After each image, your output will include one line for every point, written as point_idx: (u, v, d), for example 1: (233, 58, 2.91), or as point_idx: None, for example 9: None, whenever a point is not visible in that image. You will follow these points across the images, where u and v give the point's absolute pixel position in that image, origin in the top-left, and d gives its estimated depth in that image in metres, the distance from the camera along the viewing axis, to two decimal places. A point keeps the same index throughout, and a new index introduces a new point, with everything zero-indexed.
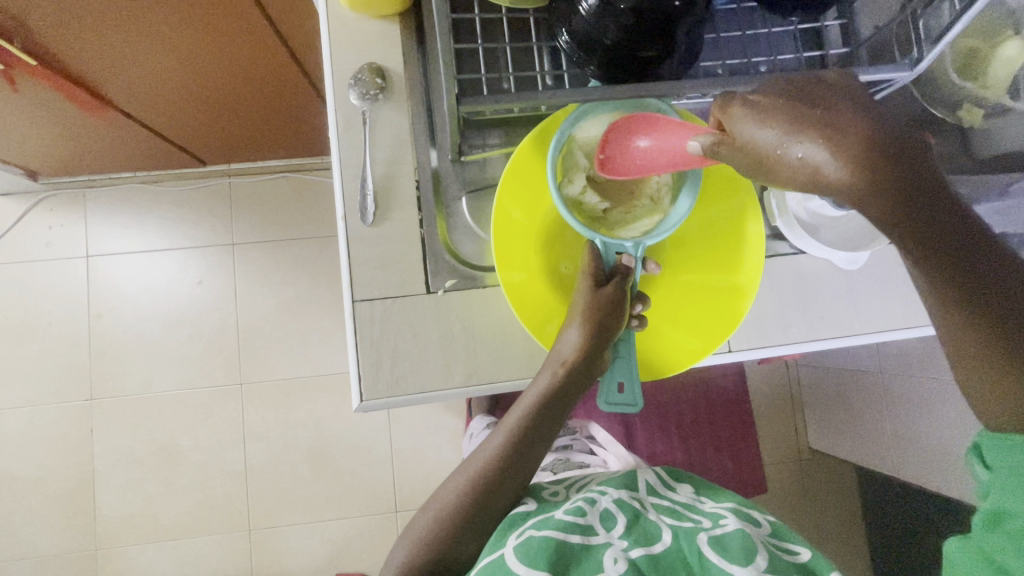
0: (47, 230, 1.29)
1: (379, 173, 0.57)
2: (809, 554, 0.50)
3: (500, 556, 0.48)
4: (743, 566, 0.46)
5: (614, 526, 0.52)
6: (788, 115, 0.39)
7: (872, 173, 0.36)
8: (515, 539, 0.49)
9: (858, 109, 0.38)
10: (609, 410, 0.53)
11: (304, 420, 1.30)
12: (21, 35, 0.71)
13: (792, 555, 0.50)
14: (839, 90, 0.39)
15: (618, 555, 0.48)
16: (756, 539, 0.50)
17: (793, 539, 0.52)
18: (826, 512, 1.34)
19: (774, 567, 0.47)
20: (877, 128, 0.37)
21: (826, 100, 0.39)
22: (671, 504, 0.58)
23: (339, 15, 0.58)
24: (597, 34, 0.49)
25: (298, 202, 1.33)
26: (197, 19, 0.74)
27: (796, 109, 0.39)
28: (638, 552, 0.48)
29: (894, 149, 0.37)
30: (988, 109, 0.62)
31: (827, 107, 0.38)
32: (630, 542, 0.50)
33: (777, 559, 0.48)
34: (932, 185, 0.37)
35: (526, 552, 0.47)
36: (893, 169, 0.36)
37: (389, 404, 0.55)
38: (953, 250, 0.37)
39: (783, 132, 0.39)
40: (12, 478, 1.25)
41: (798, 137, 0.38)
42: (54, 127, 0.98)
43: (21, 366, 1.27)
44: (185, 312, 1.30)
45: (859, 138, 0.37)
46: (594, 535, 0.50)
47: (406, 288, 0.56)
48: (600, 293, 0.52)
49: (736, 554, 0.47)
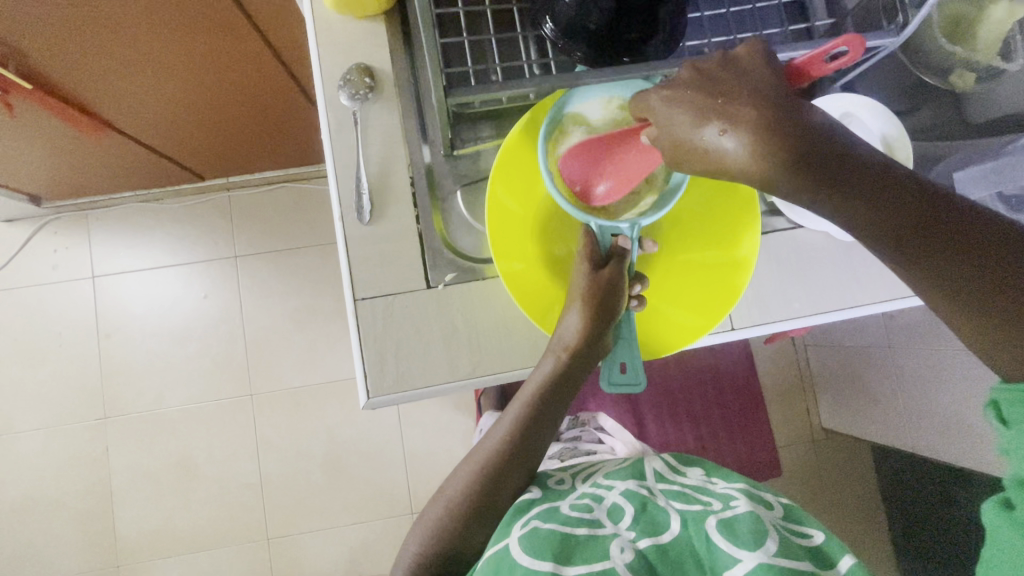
0: (53, 253, 1.30)
1: (373, 172, 0.58)
2: (823, 536, 0.48)
3: (505, 546, 0.48)
4: (751, 551, 0.45)
5: (622, 518, 0.52)
6: (696, 96, 0.41)
7: (802, 161, 0.39)
8: (520, 528, 0.49)
9: (762, 89, 0.40)
10: (614, 391, 0.53)
11: (316, 426, 1.30)
12: (16, 61, 0.72)
13: (804, 537, 0.48)
14: (743, 66, 0.41)
15: (624, 544, 0.48)
16: (766, 522, 0.48)
17: (808, 522, 0.50)
18: (843, 490, 1.33)
19: (786, 550, 0.45)
20: (779, 110, 0.39)
21: (727, 88, 0.41)
22: (680, 488, 0.57)
23: (326, 18, 0.59)
24: (580, 20, 0.49)
25: (298, 211, 1.34)
26: (188, 34, 0.74)
27: (702, 91, 0.41)
28: (647, 542, 0.48)
29: (819, 132, 0.39)
30: (980, 73, 0.62)
31: (730, 95, 0.40)
32: (637, 533, 0.49)
33: (789, 542, 0.47)
34: (855, 162, 0.40)
35: (531, 543, 0.47)
36: (822, 165, 0.39)
37: (395, 400, 0.55)
38: (925, 230, 0.41)
39: (695, 123, 0.41)
40: (32, 499, 1.26)
41: (710, 119, 0.40)
42: (54, 148, 0.99)
43: (35, 388, 1.28)
44: (192, 327, 1.32)
45: (770, 113, 0.39)
46: (600, 528, 0.50)
47: (405, 285, 0.56)
48: (599, 275, 0.53)
49: (746, 537, 0.46)
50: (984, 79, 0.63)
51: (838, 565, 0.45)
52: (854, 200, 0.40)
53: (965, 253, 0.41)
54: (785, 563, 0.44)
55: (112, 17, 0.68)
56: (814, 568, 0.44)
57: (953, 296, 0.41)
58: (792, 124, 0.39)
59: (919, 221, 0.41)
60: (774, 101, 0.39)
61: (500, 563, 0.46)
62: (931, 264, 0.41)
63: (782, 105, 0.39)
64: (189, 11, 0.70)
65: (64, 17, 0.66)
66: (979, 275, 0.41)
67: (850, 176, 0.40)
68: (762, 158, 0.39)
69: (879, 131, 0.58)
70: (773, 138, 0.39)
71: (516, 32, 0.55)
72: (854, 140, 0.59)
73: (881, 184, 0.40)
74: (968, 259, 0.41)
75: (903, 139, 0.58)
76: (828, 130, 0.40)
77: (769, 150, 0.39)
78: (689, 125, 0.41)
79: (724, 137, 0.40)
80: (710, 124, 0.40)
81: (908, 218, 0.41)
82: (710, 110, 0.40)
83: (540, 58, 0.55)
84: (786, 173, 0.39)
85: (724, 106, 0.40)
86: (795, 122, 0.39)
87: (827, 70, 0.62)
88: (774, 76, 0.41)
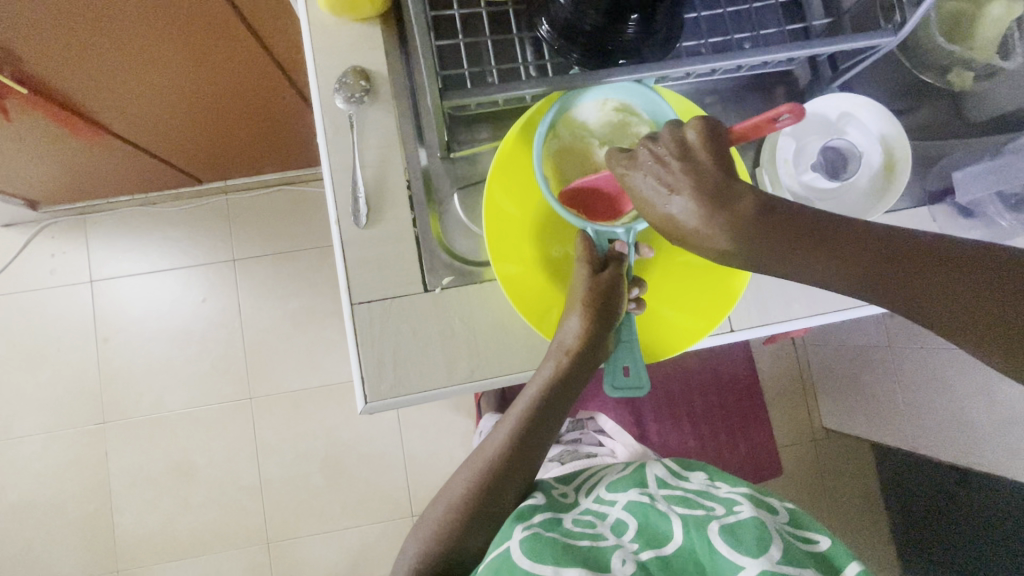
0: (50, 257, 1.30)
1: (370, 175, 0.57)
2: (828, 542, 0.48)
3: (506, 550, 0.47)
4: (754, 557, 0.45)
5: (625, 532, 0.51)
6: (651, 172, 0.47)
7: (746, 231, 0.45)
8: (521, 531, 0.49)
9: (706, 168, 0.46)
10: (616, 395, 0.53)
11: (315, 429, 1.30)
12: (12, 65, 0.71)
13: (810, 544, 0.48)
14: (691, 144, 0.47)
15: (626, 556, 0.47)
16: (770, 528, 0.48)
17: (812, 527, 0.50)
18: (844, 490, 1.33)
19: (790, 557, 0.45)
20: (720, 190, 0.46)
21: (679, 165, 0.47)
22: (683, 493, 0.57)
23: (322, 21, 0.58)
24: (576, 21, 0.49)
25: (296, 214, 1.34)
26: (184, 37, 0.74)
27: (655, 169, 0.47)
28: (649, 554, 0.48)
29: (759, 204, 0.46)
30: (978, 72, 0.62)
31: (681, 172, 0.46)
32: (640, 544, 0.49)
33: (792, 549, 0.46)
34: (806, 224, 0.45)
35: (532, 547, 0.46)
36: (770, 233, 0.45)
37: (393, 405, 0.55)
38: (897, 269, 0.43)
39: (658, 197, 0.47)
40: (31, 504, 1.26)
41: (667, 193, 0.46)
42: (51, 153, 0.98)
43: (33, 393, 1.28)
44: (191, 330, 1.31)
45: (709, 193, 0.46)
46: (603, 540, 0.50)
47: (403, 289, 0.56)
48: (598, 278, 0.52)
49: (749, 543, 0.46)
50: (982, 78, 0.63)
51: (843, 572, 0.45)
52: (820, 257, 0.44)
53: (949, 280, 0.42)
54: (786, 570, 0.44)
55: (107, 21, 0.68)
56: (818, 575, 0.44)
57: (948, 324, 0.42)
58: (727, 202, 0.46)
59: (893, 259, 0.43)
60: (714, 181, 0.46)
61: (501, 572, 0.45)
62: (918, 296, 0.43)
63: (720, 182, 0.46)
64: (184, 14, 0.70)
65: (59, 21, 0.65)
66: (966, 299, 0.42)
67: (803, 238, 0.45)
68: (713, 230, 0.46)
69: (877, 130, 0.58)
70: (712, 214, 0.46)
71: (512, 34, 0.55)
72: (851, 140, 0.58)
73: (843, 238, 0.44)
74: (948, 288, 0.42)
75: (901, 137, 0.57)
76: (768, 203, 0.46)
77: (709, 226, 0.46)
78: (653, 196, 0.47)
79: (680, 210, 0.46)
80: (661, 200, 0.47)
81: (880, 261, 0.43)
82: (661, 185, 0.47)
83: (536, 60, 0.55)
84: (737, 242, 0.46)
85: (673, 181, 0.46)
86: (731, 199, 0.46)
87: (825, 70, 0.62)
88: (717, 153, 0.46)
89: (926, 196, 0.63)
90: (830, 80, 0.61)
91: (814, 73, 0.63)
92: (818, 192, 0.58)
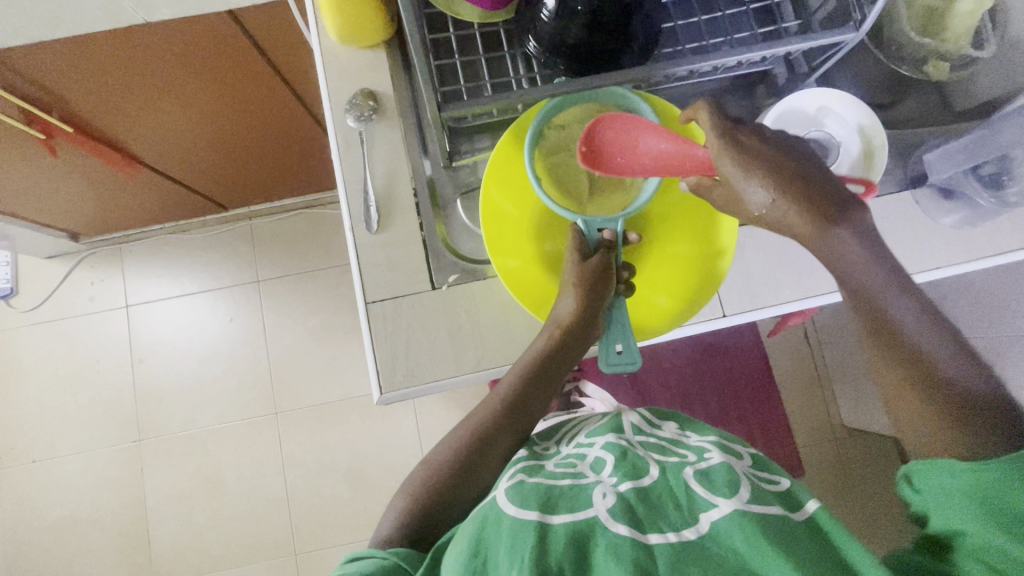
0: (90, 285, 1.39)
1: (380, 184, 0.63)
2: (789, 481, 0.47)
3: (493, 498, 0.47)
4: (727, 498, 0.44)
5: (604, 467, 0.51)
6: (751, 169, 0.51)
7: (807, 203, 0.51)
8: (507, 481, 0.49)
9: (790, 160, 0.52)
10: (608, 372, 0.56)
11: (339, 442, 1.34)
12: (58, 106, 0.79)
13: (773, 483, 0.47)
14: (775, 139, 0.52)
15: (607, 490, 0.47)
16: (739, 472, 0.47)
17: (776, 471, 0.50)
18: (870, 488, 1.31)
19: (758, 498, 0.44)
20: (790, 165, 0.52)
21: (778, 154, 0.52)
22: (657, 440, 0.56)
23: (334, 52, 0.65)
24: (560, 37, 0.53)
25: (314, 235, 1.41)
26: (209, 73, 0.81)
27: (756, 159, 0.51)
28: (627, 486, 0.47)
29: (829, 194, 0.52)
30: (953, 62, 0.65)
31: (773, 160, 0.51)
32: (619, 477, 0.49)
33: (760, 490, 0.46)
34: (807, 183, 0.52)
35: (518, 495, 0.46)
36: (799, 193, 0.51)
37: (406, 395, 0.59)
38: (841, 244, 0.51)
39: (751, 180, 0.51)
40: (73, 520, 1.32)
41: (759, 183, 0.51)
42: (90, 186, 1.06)
43: (74, 415, 1.35)
44: (220, 349, 1.38)
45: (794, 186, 0.51)
46: (584, 477, 0.50)
47: (411, 286, 0.61)
48: (587, 264, 0.57)
49: (721, 485, 0.45)
50: (957, 67, 0.66)
51: (804, 506, 0.44)
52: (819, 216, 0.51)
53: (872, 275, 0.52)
54: (757, 509, 0.43)
55: (140, 59, 0.75)
56: (785, 514, 0.43)
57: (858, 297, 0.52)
58: (811, 187, 0.52)
59: (919, 356, 0.49)
60: (793, 172, 0.51)
61: (487, 516, 0.45)
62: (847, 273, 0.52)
63: (794, 180, 0.51)
64: (210, 51, 0.77)
65: (94, 60, 0.73)
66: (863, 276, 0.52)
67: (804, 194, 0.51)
68: (784, 204, 0.51)
69: (855, 122, 0.61)
70: (794, 202, 0.51)
71: (504, 52, 0.60)
72: (830, 132, 0.61)
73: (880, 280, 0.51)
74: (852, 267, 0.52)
75: (877, 127, 0.60)
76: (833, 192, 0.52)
77: (787, 219, 0.52)
78: (743, 184, 0.51)
79: (762, 197, 0.51)
80: (754, 200, 0.52)
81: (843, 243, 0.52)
82: (750, 187, 0.51)
83: (526, 74, 0.60)
84: (801, 210, 0.51)
85: (761, 185, 0.51)
86: (809, 192, 0.51)
87: (800, 65, 0.64)
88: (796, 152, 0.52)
89: (908, 180, 0.65)
90: (807, 75, 0.64)
91: (791, 69, 0.65)
92: None
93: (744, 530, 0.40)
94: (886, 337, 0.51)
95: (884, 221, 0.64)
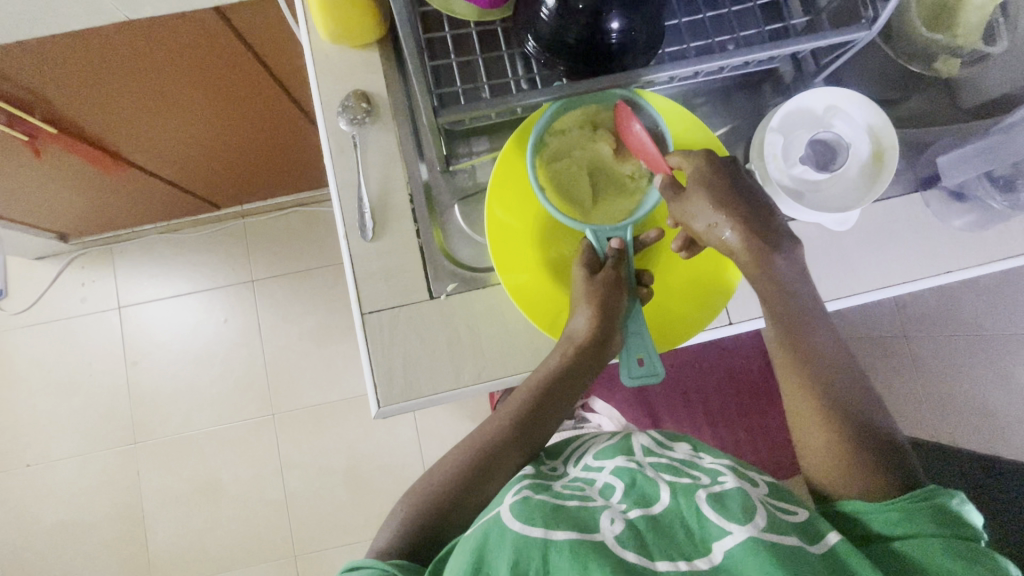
0: (80, 287, 1.37)
1: (375, 189, 0.60)
2: (807, 513, 0.45)
3: (497, 512, 0.46)
4: (740, 524, 0.42)
5: (613, 494, 0.50)
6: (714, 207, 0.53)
7: (760, 246, 0.53)
8: (512, 497, 0.48)
9: (752, 197, 0.54)
10: (634, 384, 0.54)
11: (337, 444, 1.33)
12: (42, 107, 0.77)
13: (789, 513, 0.45)
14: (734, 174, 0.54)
15: (615, 516, 0.45)
16: (754, 498, 0.46)
17: (791, 499, 0.48)
18: None
19: (774, 525, 0.43)
20: (751, 204, 0.54)
21: (741, 191, 0.54)
22: (669, 461, 0.54)
23: (326, 52, 0.62)
24: (560, 37, 0.51)
25: (309, 234, 1.39)
26: (196, 72, 0.79)
27: (723, 200, 0.53)
28: (637, 514, 0.46)
29: (777, 236, 0.54)
30: (965, 58, 0.63)
31: (736, 198, 0.53)
32: (628, 504, 0.47)
33: (775, 518, 0.44)
34: (764, 222, 0.54)
35: (524, 509, 0.45)
36: (756, 234, 0.53)
37: (405, 408, 0.58)
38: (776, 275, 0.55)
39: (716, 216, 0.53)
40: (69, 524, 1.31)
41: (723, 221, 0.53)
42: (77, 186, 1.04)
43: (67, 418, 1.34)
44: (214, 350, 1.36)
45: (754, 229, 0.53)
46: (592, 501, 0.48)
47: (408, 296, 0.59)
48: (596, 278, 0.55)
49: (736, 510, 0.44)
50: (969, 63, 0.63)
51: (824, 539, 0.43)
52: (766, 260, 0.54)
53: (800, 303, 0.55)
54: (773, 538, 0.41)
55: (124, 58, 0.72)
56: (801, 545, 0.42)
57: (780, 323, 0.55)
58: (768, 228, 0.54)
59: (823, 387, 0.53)
60: (753, 214, 0.53)
61: (490, 529, 0.44)
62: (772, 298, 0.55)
63: (756, 221, 0.53)
64: (196, 49, 0.74)
65: (78, 62, 0.70)
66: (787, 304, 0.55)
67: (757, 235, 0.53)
68: (748, 240, 0.53)
69: (864, 122, 0.59)
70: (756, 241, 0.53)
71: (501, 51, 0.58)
72: (839, 132, 0.60)
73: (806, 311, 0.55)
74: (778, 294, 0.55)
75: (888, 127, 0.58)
76: (783, 237, 0.54)
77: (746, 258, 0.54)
78: (710, 221, 0.53)
79: (726, 233, 0.53)
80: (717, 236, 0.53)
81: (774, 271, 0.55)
82: (715, 225, 0.53)
83: (526, 74, 0.58)
84: (761, 247, 0.53)
85: (727, 223, 0.53)
86: (769, 233, 0.54)
87: (808, 65, 0.63)
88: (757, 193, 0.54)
89: (919, 181, 0.63)
90: (815, 74, 0.62)
91: (798, 68, 0.64)
92: (809, 183, 0.59)
93: (760, 563, 0.39)
94: (800, 368, 0.54)
95: (892, 225, 0.62)
